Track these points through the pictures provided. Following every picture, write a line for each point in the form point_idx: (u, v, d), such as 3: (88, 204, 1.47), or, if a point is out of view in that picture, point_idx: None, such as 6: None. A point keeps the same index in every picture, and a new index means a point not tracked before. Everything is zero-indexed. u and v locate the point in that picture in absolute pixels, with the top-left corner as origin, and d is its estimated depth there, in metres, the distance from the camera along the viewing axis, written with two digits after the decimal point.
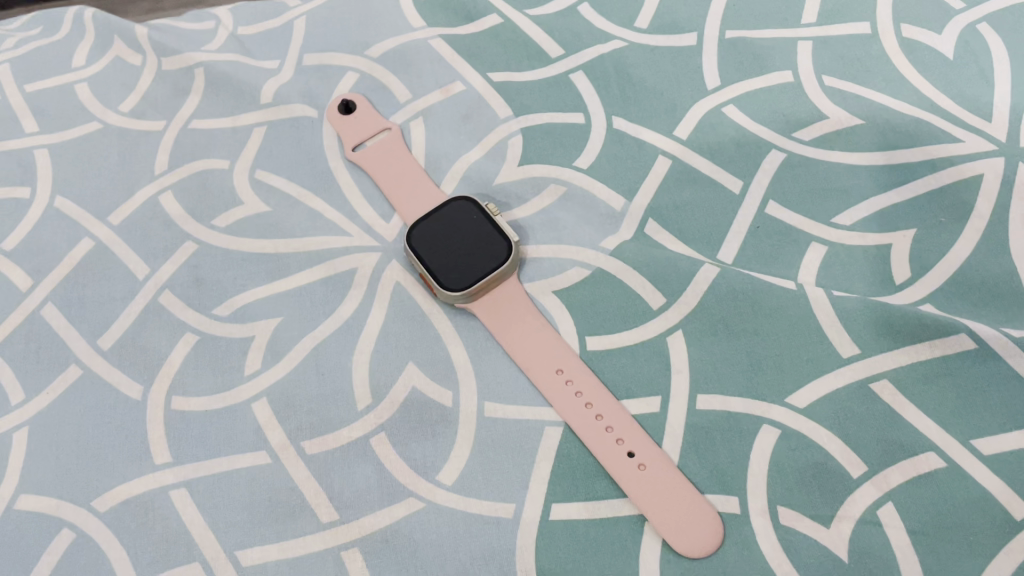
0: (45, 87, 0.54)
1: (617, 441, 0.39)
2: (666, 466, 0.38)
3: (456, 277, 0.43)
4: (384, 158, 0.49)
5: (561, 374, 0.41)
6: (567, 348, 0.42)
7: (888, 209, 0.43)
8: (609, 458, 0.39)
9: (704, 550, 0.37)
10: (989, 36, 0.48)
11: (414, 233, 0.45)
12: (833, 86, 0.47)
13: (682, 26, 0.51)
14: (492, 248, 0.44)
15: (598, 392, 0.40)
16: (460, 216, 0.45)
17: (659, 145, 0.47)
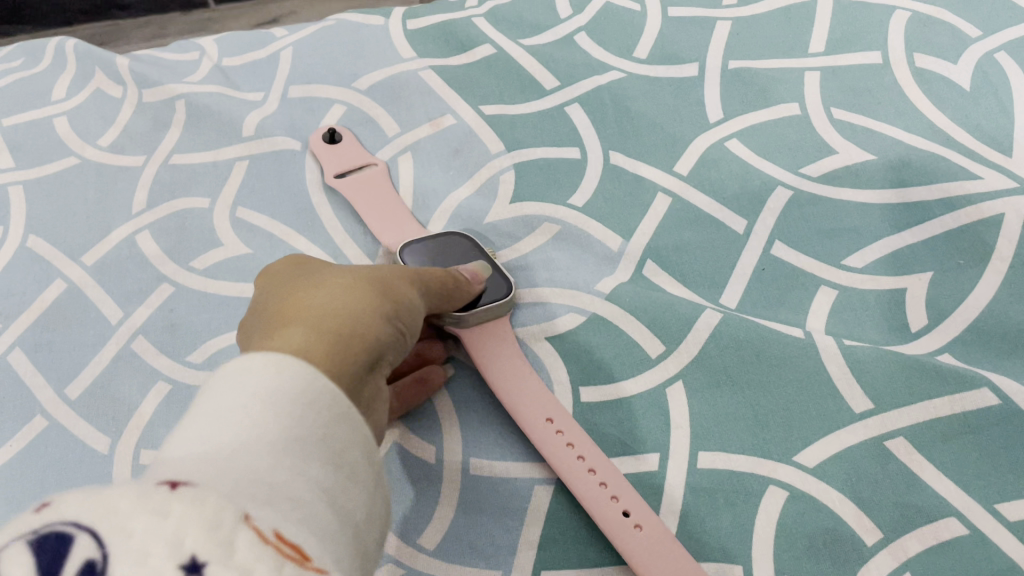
0: (22, 120, 0.52)
1: (612, 498, 0.35)
2: (662, 529, 0.34)
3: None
4: (370, 190, 0.47)
5: (550, 423, 0.38)
6: (558, 400, 0.39)
7: (902, 251, 0.41)
8: (600, 516, 0.35)
9: None
10: (1008, 65, 0.45)
11: (404, 255, 0.43)
12: (842, 119, 0.45)
13: (683, 57, 0.49)
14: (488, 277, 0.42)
15: (591, 447, 0.37)
16: (455, 247, 0.43)
17: (658, 182, 0.45)
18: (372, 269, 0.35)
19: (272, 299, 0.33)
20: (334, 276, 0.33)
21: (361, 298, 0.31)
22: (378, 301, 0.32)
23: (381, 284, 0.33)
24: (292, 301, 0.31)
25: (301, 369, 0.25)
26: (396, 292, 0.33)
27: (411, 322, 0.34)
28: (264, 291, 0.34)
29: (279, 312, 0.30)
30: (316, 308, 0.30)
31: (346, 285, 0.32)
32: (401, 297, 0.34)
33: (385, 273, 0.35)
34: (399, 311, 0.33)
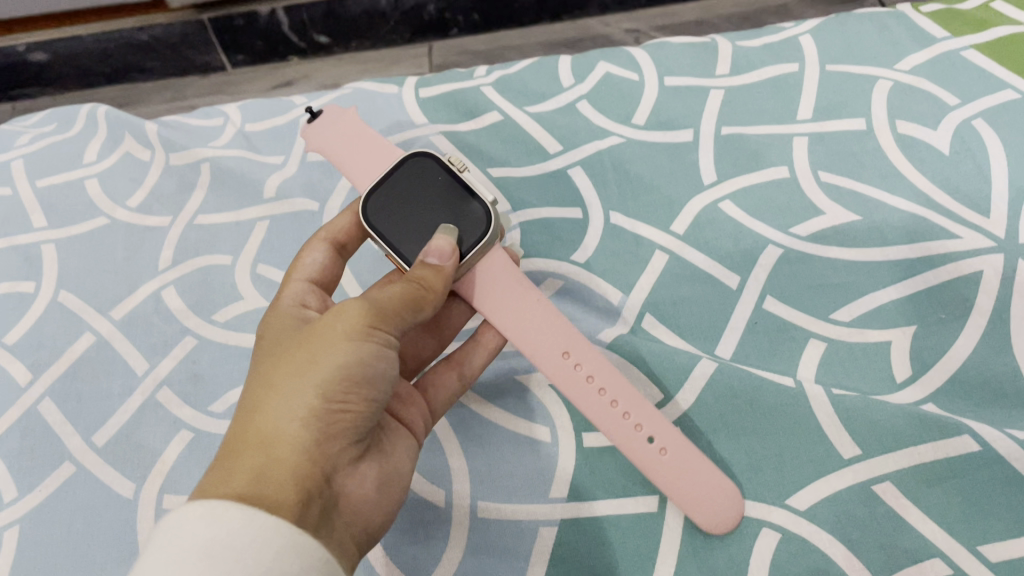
0: (56, 183, 0.55)
1: (635, 427, 0.39)
2: (687, 448, 0.38)
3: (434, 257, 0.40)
4: (351, 143, 0.44)
5: (568, 356, 0.40)
6: (568, 326, 0.40)
7: (887, 306, 0.43)
8: (629, 445, 0.39)
9: (727, 526, 0.37)
10: (985, 132, 0.48)
11: (374, 215, 0.40)
12: (829, 181, 0.48)
13: (678, 123, 0.52)
14: (463, 211, 0.40)
15: (609, 374, 0.39)
16: (418, 176, 0.41)
17: (656, 240, 0.47)
18: (314, 335, 0.34)
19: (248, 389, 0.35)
20: (282, 359, 0.34)
21: (297, 396, 0.32)
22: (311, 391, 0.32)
23: (317, 359, 0.33)
24: (247, 408, 0.33)
25: (237, 512, 0.28)
26: (331, 367, 0.33)
27: (360, 380, 0.33)
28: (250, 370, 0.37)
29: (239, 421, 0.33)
30: (258, 425, 0.32)
31: (286, 376, 0.33)
32: (340, 367, 0.33)
33: (328, 334, 0.34)
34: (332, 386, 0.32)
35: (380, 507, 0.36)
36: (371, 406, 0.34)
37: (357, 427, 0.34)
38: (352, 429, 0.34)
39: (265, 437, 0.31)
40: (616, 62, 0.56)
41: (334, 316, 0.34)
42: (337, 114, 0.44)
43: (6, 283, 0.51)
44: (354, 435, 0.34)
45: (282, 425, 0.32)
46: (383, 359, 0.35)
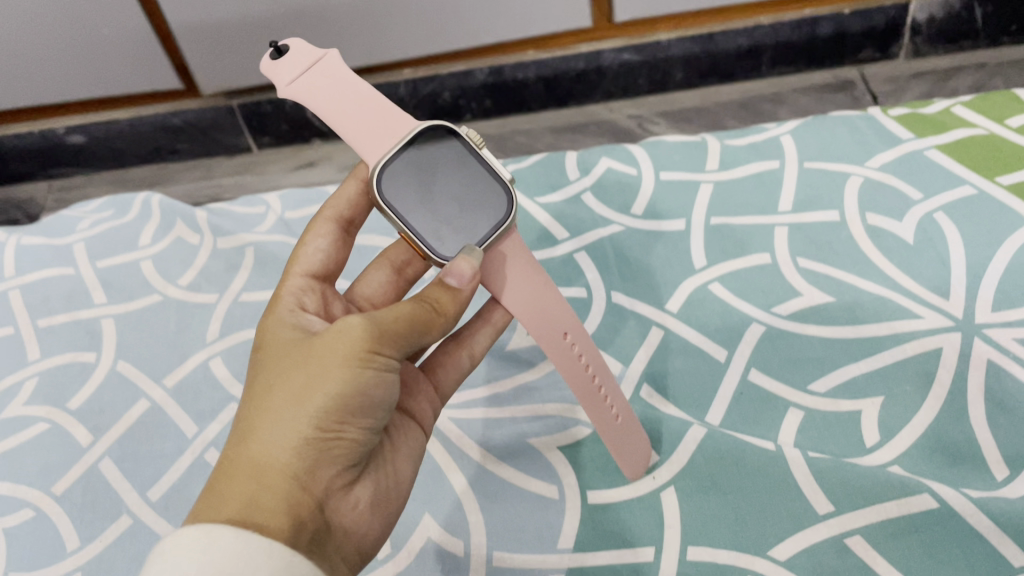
0: (114, 264, 0.62)
1: (601, 394, 0.46)
2: (630, 416, 0.47)
3: (447, 232, 0.41)
4: (335, 89, 0.42)
5: (567, 337, 0.45)
6: (569, 311, 0.45)
7: (857, 378, 0.48)
8: (591, 406, 0.46)
9: (638, 473, 0.46)
10: (945, 223, 0.54)
11: (389, 185, 0.40)
12: (806, 267, 0.53)
13: (672, 213, 0.58)
14: (477, 183, 0.42)
15: (593, 355, 0.47)
16: (431, 146, 0.42)
17: (653, 318, 0.53)
18: (314, 356, 0.35)
19: (250, 396, 0.36)
20: (283, 377, 0.35)
21: (294, 422, 0.34)
22: (307, 418, 0.34)
23: (315, 384, 0.34)
24: (244, 430, 0.35)
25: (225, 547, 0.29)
26: (327, 395, 0.34)
27: (357, 405, 0.34)
28: (255, 372, 0.38)
29: (240, 436, 0.35)
30: (255, 446, 0.34)
31: (283, 401, 0.34)
32: (332, 395, 0.34)
33: (326, 359, 0.34)
34: (323, 412, 0.34)
35: (373, 519, 0.38)
36: (364, 427, 0.35)
37: (352, 449, 0.35)
38: (347, 451, 0.35)
39: (262, 460, 0.33)
40: (617, 159, 0.63)
41: (333, 338, 0.35)
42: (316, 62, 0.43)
43: (70, 354, 0.57)
44: (350, 457, 0.35)
45: (277, 450, 0.33)
46: (382, 384, 0.35)
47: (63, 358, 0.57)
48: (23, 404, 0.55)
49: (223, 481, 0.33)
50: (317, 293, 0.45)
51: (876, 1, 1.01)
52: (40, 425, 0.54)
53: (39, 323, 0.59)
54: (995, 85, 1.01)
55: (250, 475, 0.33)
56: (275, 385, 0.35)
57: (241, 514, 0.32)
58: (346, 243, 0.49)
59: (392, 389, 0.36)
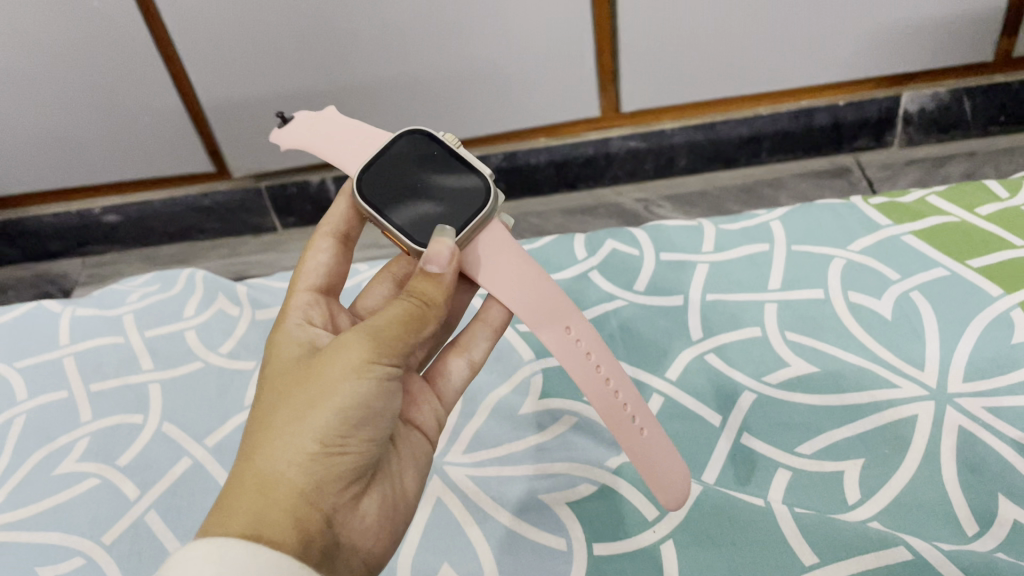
0: (160, 333, 0.68)
1: (614, 392, 0.51)
2: (658, 433, 0.51)
3: (422, 216, 0.47)
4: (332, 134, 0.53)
5: (567, 330, 0.51)
6: (568, 304, 0.51)
7: (840, 442, 0.53)
8: (606, 409, 0.51)
9: (680, 501, 0.49)
10: (920, 302, 0.59)
11: (367, 186, 0.48)
12: (794, 339, 0.59)
13: (671, 289, 0.64)
14: (451, 174, 0.49)
15: (598, 350, 0.52)
16: (408, 150, 0.50)
17: (653, 385, 0.58)
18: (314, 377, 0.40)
19: (253, 420, 0.41)
20: (286, 398, 0.40)
21: (299, 437, 0.39)
22: (312, 433, 0.39)
23: (319, 402, 0.39)
24: (252, 446, 0.39)
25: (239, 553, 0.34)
26: (330, 413, 0.39)
27: (355, 421, 0.40)
28: (256, 399, 0.43)
29: (246, 453, 0.39)
30: (262, 461, 0.38)
31: (289, 419, 0.39)
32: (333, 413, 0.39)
33: (328, 381, 0.40)
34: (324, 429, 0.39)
35: (374, 532, 0.43)
36: (362, 442, 0.40)
37: (353, 464, 0.40)
38: (349, 466, 0.40)
39: (269, 474, 0.38)
40: (621, 241, 0.69)
41: (334, 361, 0.40)
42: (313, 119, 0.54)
43: (120, 415, 0.62)
44: (351, 472, 0.40)
45: (284, 465, 0.38)
46: (377, 401, 0.40)
47: (113, 419, 0.62)
48: (76, 460, 0.60)
49: (234, 492, 0.38)
50: (322, 308, 0.52)
51: (866, 94, 1.11)
52: (91, 479, 0.58)
53: (92, 387, 0.65)
54: (988, 173, 1.11)
55: (257, 489, 0.37)
56: (278, 406, 0.40)
57: (252, 524, 0.36)
58: (343, 253, 0.56)
59: (387, 407, 0.42)
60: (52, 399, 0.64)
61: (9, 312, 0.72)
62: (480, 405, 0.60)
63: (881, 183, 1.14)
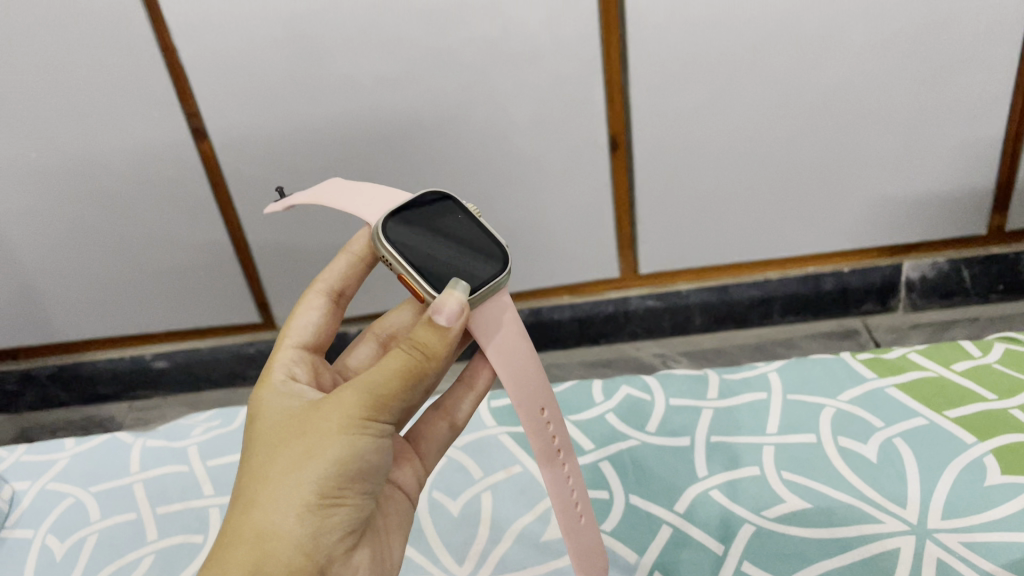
0: (222, 463, 0.76)
1: (567, 477, 0.61)
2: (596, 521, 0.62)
3: (440, 269, 0.54)
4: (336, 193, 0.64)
5: (541, 412, 0.60)
6: (546, 396, 0.60)
7: (831, 569, 0.58)
8: (554, 486, 0.60)
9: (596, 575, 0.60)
10: (902, 447, 0.66)
11: (398, 223, 0.56)
12: (789, 478, 0.66)
13: (680, 432, 0.72)
14: (472, 241, 0.58)
15: (563, 438, 0.61)
16: (436, 209, 0.59)
17: (664, 516, 0.65)
18: (310, 436, 0.48)
19: (251, 472, 0.49)
20: (283, 454, 0.48)
21: (298, 491, 0.47)
22: (307, 490, 0.47)
23: (313, 460, 0.47)
24: (251, 499, 0.47)
25: None
26: (324, 470, 0.47)
27: (347, 477, 0.48)
28: (251, 450, 0.51)
29: (248, 505, 0.47)
30: (263, 516, 0.46)
31: (287, 475, 0.47)
32: (326, 469, 0.47)
33: (321, 440, 0.48)
34: (316, 483, 0.47)
35: None
36: (350, 495, 0.48)
37: (344, 517, 0.48)
38: (341, 518, 0.48)
39: (270, 528, 0.46)
40: (635, 387, 0.78)
41: (327, 422, 0.48)
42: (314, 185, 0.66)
43: (183, 535, 0.70)
44: (342, 524, 0.48)
45: (281, 520, 0.46)
46: (366, 458, 0.48)
47: (177, 539, 0.69)
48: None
49: (237, 541, 0.46)
50: (306, 361, 0.62)
51: (870, 263, 1.21)
52: None
53: (159, 510, 0.72)
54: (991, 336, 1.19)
55: (258, 541, 0.46)
56: (275, 463, 0.48)
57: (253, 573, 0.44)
58: (331, 310, 0.67)
59: (375, 463, 0.49)
60: (123, 520, 0.72)
61: (85, 442, 0.80)
62: (507, 532, 0.66)
63: (888, 340, 1.23)
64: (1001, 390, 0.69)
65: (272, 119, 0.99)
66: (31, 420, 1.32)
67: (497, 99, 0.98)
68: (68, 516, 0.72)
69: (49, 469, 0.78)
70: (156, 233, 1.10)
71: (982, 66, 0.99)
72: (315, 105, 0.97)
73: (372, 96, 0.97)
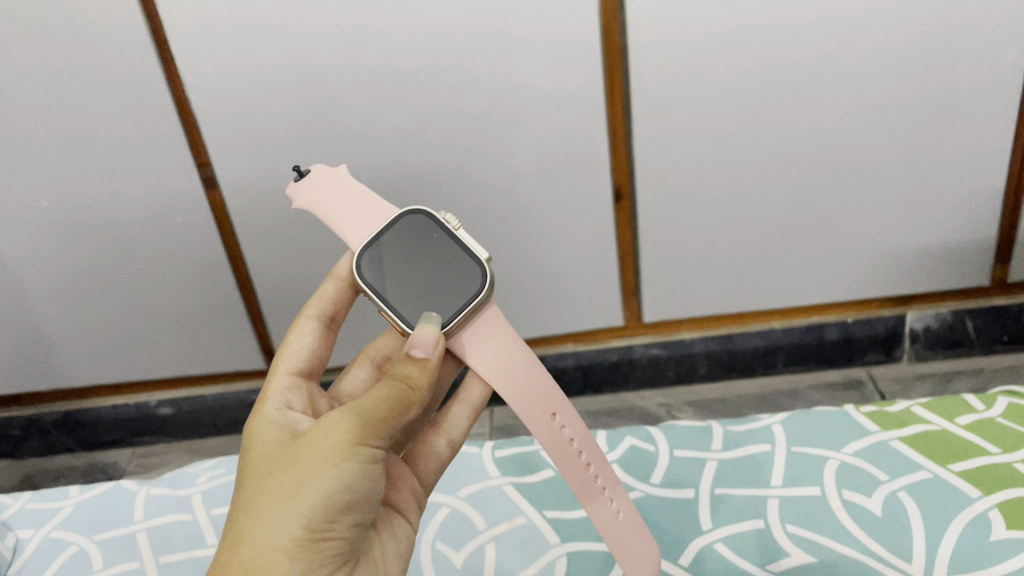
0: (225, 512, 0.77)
1: (594, 477, 0.65)
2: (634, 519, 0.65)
3: (414, 304, 0.61)
4: (339, 204, 0.65)
5: (555, 416, 0.64)
6: (558, 398, 0.64)
7: None
8: (583, 489, 0.64)
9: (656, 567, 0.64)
10: (907, 500, 0.66)
11: (374, 254, 0.62)
12: (794, 531, 0.65)
13: (683, 482, 0.72)
14: (442, 260, 0.62)
15: (583, 438, 0.65)
16: (414, 226, 0.63)
17: (669, 569, 0.65)
18: (300, 468, 0.51)
19: (244, 503, 0.53)
20: (273, 486, 0.52)
21: (284, 527, 0.50)
22: (297, 523, 0.50)
23: (302, 491, 0.50)
24: (244, 530, 0.51)
25: None
26: (313, 502, 0.50)
27: (335, 506, 0.51)
28: (244, 480, 0.54)
29: (238, 540, 0.51)
30: (254, 548, 0.50)
31: (278, 507, 0.50)
32: (314, 501, 0.50)
33: (311, 472, 0.51)
34: (307, 514, 0.50)
35: None
36: (340, 523, 0.52)
37: (332, 548, 0.52)
38: (329, 549, 0.52)
39: (260, 561, 0.49)
40: (638, 438, 0.78)
41: (317, 453, 0.52)
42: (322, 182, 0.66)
43: None
44: (331, 553, 0.52)
45: (271, 551, 0.49)
46: (354, 488, 0.52)
47: None
48: None
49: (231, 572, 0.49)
50: (301, 389, 0.66)
51: (873, 314, 1.21)
52: None
53: (162, 559, 0.72)
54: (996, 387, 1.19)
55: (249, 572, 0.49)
56: (267, 494, 0.51)
57: None
58: (322, 335, 0.71)
59: (364, 490, 0.53)
60: (126, 568, 0.71)
61: (90, 489, 0.81)
62: None
63: (892, 393, 1.23)
64: (1005, 444, 0.69)
65: (283, 169, 1.00)
66: (34, 465, 1.32)
67: (503, 150, 1.00)
68: (72, 565, 0.72)
69: (54, 516, 0.78)
70: (163, 280, 1.11)
71: (981, 120, 1.01)
72: (324, 155, 0.99)
73: (380, 146, 0.99)
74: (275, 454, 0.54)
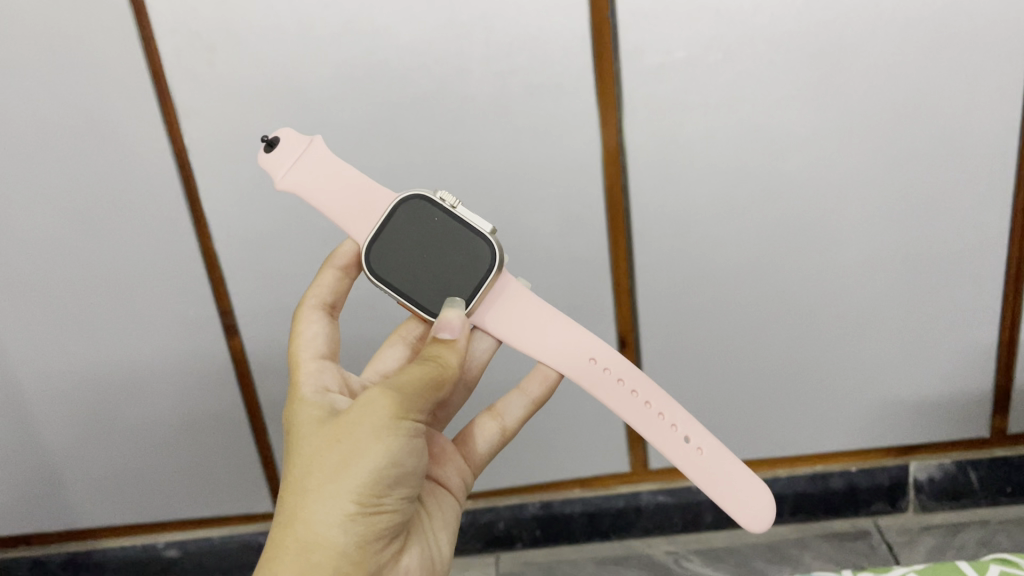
0: None
1: (655, 411, 0.72)
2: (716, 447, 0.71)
3: (432, 293, 0.70)
4: (317, 183, 0.74)
5: (594, 361, 0.72)
6: (590, 341, 0.73)
7: None
8: (649, 429, 0.72)
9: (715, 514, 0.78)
10: None
11: (383, 244, 0.70)
12: None
13: None
14: (447, 242, 0.70)
15: (629, 372, 0.72)
16: (416, 211, 0.71)
17: None
18: (347, 446, 0.59)
19: (295, 478, 0.60)
20: (322, 464, 0.59)
21: (335, 502, 0.58)
22: (348, 499, 0.58)
23: (350, 470, 0.58)
24: (300, 507, 0.59)
25: None
26: (361, 479, 0.58)
27: (383, 481, 0.59)
28: (293, 456, 0.62)
29: (295, 513, 0.59)
30: (312, 523, 0.58)
31: (329, 485, 0.58)
32: (364, 477, 0.58)
33: (359, 450, 0.59)
34: (358, 488, 0.58)
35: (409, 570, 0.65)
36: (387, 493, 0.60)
37: (382, 519, 0.60)
38: (379, 519, 0.60)
39: (319, 533, 0.58)
40: None
41: (363, 433, 0.59)
42: (296, 160, 0.74)
43: None
44: (382, 522, 0.60)
45: (327, 526, 0.58)
46: (398, 463, 0.60)
47: None
48: None
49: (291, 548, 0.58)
50: (332, 372, 0.72)
51: (877, 463, 1.24)
52: None
53: None
54: (1000, 541, 1.20)
55: (308, 547, 0.57)
56: (317, 472, 0.59)
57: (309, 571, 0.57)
58: (332, 321, 0.76)
59: (408, 461, 0.61)
60: None
61: None
62: None
63: (903, 552, 1.22)
64: None
65: None
66: None
67: None
68: None
69: None
70: (181, 422, 1.15)
71: (970, 281, 1.07)
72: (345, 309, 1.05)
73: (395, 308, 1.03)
74: (319, 433, 0.62)
